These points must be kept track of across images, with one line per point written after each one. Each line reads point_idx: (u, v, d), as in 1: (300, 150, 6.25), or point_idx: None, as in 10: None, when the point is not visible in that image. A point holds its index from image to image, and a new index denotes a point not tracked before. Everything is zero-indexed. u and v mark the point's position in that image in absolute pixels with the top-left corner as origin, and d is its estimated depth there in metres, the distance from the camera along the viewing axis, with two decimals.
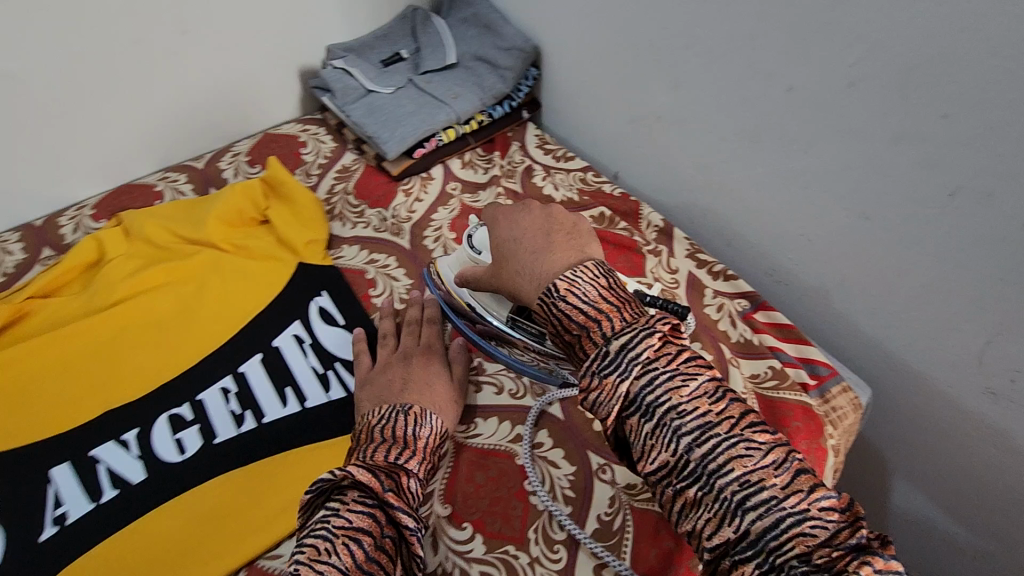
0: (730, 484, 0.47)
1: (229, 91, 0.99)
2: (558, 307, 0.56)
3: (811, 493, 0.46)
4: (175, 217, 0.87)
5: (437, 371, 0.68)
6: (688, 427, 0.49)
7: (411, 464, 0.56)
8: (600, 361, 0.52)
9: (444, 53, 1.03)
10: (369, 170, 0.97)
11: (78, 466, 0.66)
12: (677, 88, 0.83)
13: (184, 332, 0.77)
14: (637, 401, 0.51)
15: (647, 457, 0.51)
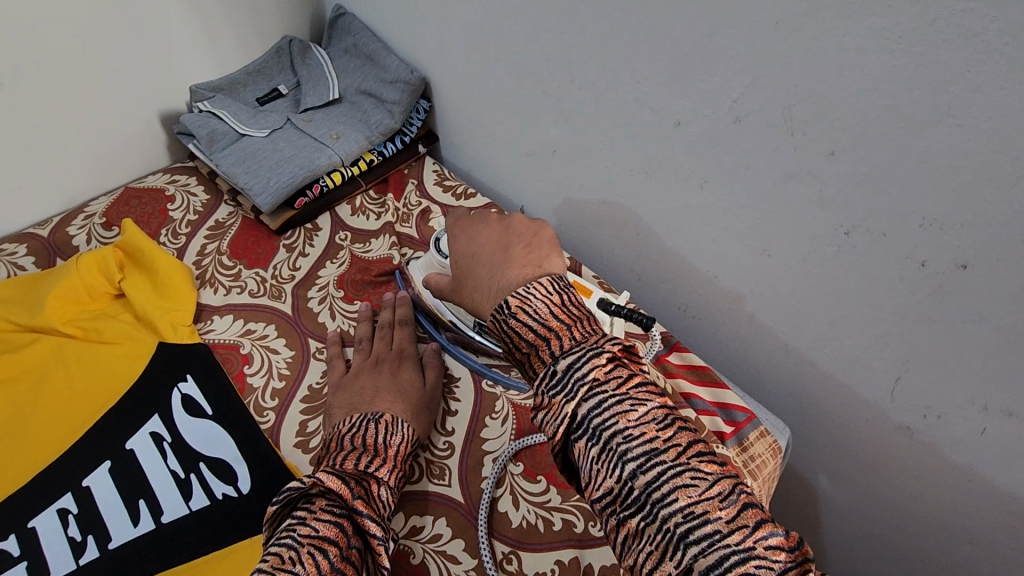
0: (673, 515, 0.42)
1: (80, 144, 0.88)
2: (510, 322, 0.54)
3: (761, 530, 0.41)
4: (7, 299, 0.75)
5: (411, 377, 0.68)
6: (634, 452, 0.45)
7: (382, 472, 0.55)
8: (548, 380, 0.50)
9: (326, 89, 0.94)
10: (247, 224, 0.87)
11: None
12: (569, 121, 0.77)
13: (14, 445, 0.66)
14: (583, 423, 0.47)
15: (592, 484, 0.46)
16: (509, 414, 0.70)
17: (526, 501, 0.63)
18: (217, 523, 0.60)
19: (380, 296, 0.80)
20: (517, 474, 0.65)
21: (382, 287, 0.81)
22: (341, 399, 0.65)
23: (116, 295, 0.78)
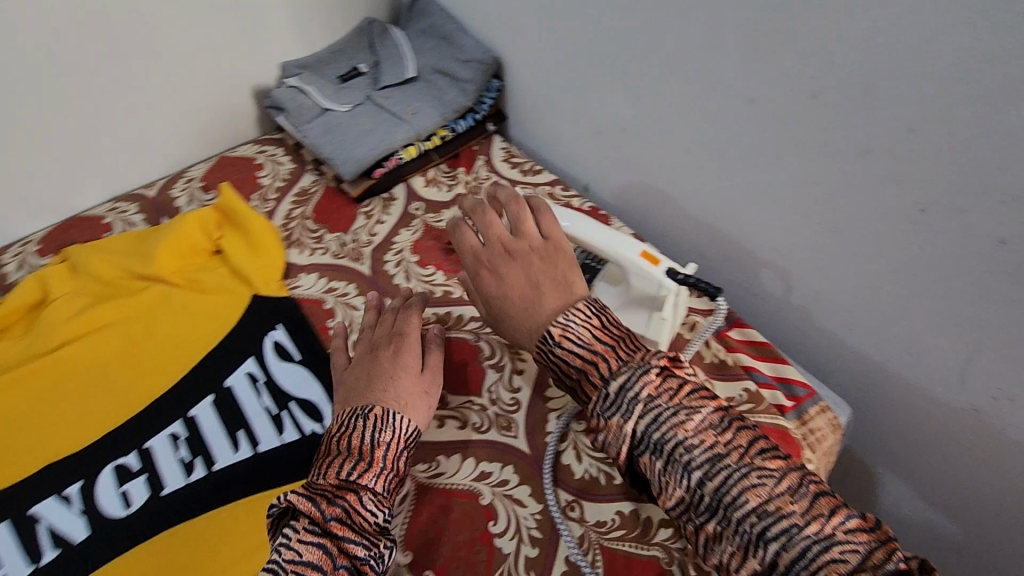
0: (748, 516, 0.46)
1: (180, 115, 0.95)
2: (554, 354, 0.56)
3: (833, 518, 0.45)
4: (122, 251, 0.83)
5: (410, 366, 0.64)
6: (698, 461, 0.48)
7: (367, 479, 0.54)
8: (602, 402, 0.52)
9: (403, 67, 0.99)
10: (329, 192, 0.94)
11: (19, 525, 0.62)
12: (640, 100, 0.79)
13: (130, 376, 0.73)
14: (644, 441, 0.50)
15: (665, 496, 0.50)
16: None
17: (588, 456, 0.67)
18: (309, 453, 0.67)
19: (452, 262, 0.85)
20: (579, 431, 0.69)
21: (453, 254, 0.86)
22: (341, 392, 0.63)
23: (214, 252, 0.86)
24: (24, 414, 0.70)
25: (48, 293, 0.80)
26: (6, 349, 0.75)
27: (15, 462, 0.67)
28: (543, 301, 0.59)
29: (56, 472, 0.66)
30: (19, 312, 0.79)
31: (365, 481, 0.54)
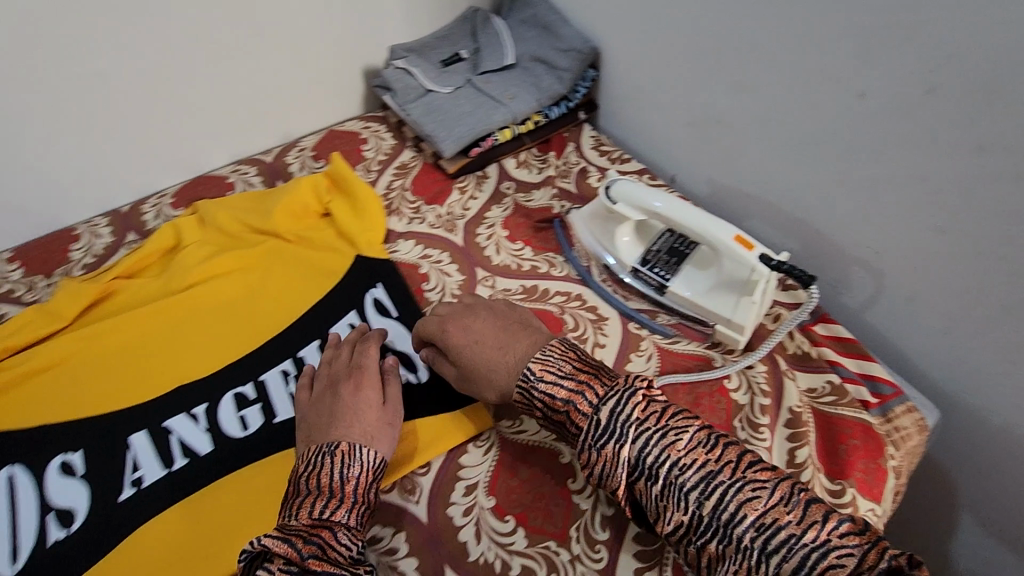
0: (748, 531, 0.47)
1: (298, 89, 1.03)
2: (536, 391, 0.59)
3: (828, 527, 0.47)
4: (244, 208, 0.92)
5: (373, 398, 0.64)
6: (692, 481, 0.50)
7: (340, 514, 0.55)
8: (594, 432, 0.54)
9: (503, 53, 1.04)
10: (427, 167, 1.00)
11: (154, 434, 0.70)
12: (740, 92, 0.81)
13: (249, 316, 0.81)
14: (640, 466, 0.52)
15: (667, 522, 0.51)
16: (653, 353, 0.76)
17: None
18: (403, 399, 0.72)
19: (540, 239, 0.89)
20: None
21: (541, 232, 0.90)
22: (305, 428, 0.63)
23: (322, 214, 0.94)
24: (160, 342, 0.79)
25: (180, 240, 0.89)
26: (145, 285, 0.84)
27: (152, 381, 0.75)
28: (514, 343, 0.64)
29: (186, 392, 0.74)
30: (156, 255, 0.88)
31: (337, 514, 0.55)
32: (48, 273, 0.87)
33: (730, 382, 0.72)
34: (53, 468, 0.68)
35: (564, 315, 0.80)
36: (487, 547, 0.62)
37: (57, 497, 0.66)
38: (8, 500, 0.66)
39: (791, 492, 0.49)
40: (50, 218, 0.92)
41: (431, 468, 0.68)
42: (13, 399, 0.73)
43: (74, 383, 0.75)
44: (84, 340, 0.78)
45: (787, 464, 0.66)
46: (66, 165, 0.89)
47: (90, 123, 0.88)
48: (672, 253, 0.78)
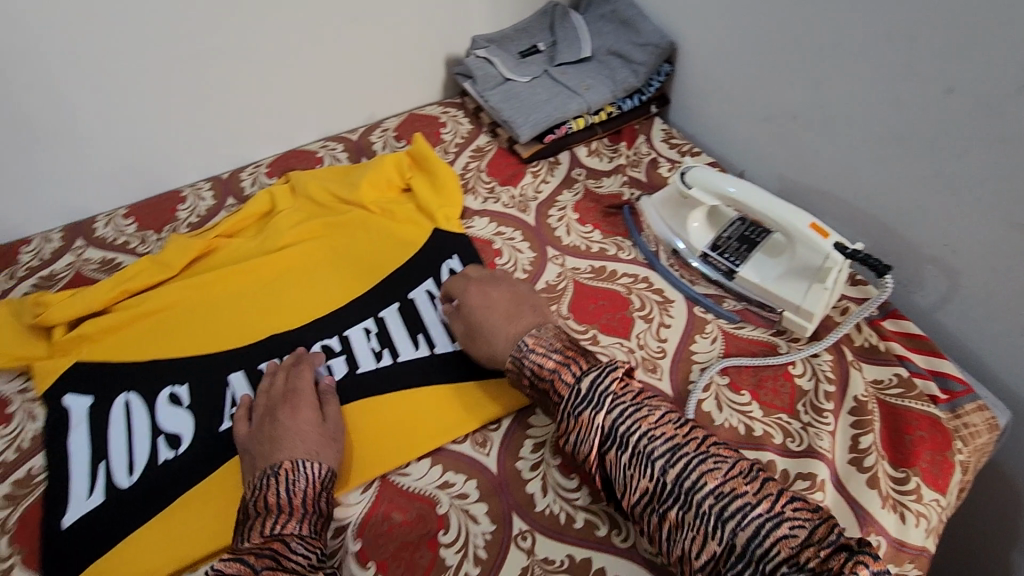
0: (706, 498, 0.52)
1: (385, 73, 1.09)
2: (529, 358, 0.64)
3: (783, 503, 0.51)
4: (331, 180, 0.99)
5: (314, 421, 0.67)
6: (660, 451, 0.55)
7: (291, 526, 0.57)
8: (574, 400, 0.59)
9: (580, 47, 1.08)
10: (502, 152, 1.05)
11: (250, 375, 0.77)
12: (819, 88, 0.82)
13: (336, 278, 0.87)
14: (613, 435, 0.57)
15: (631, 491, 0.55)
16: (718, 336, 0.78)
17: (730, 407, 0.71)
18: (476, 361, 0.77)
19: (609, 223, 0.92)
20: (722, 385, 0.73)
21: (610, 217, 0.93)
22: (248, 459, 0.65)
23: (403, 189, 0.99)
24: (256, 296, 0.86)
25: (274, 206, 0.97)
26: (243, 244, 0.91)
27: (249, 330, 0.82)
28: (520, 315, 0.70)
29: (279, 341, 0.81)
30: (252, 218, 0.96)
31: (289, 528, 0.57)
32: (158, 229, 0.96)
33: (795, 368, 0.74)
34: (162, 398, 0.76)
35: (631, 295, 0.83)
36: (553, 500, 0.65)
37: (166, 423, 0.74)
38: (125, 421, 0.74)
39: (747, 470, 0.53)
40: (160, 180, 1.02)
41: (500, 426, 0.72)
42: (129, 338, 0.81)
43: (180, 327, 0.82)
44: (190, 289, 0.85)
45: (850, 449, 0.67)
46: (179, 133, 0.98)
47: (204, 95, 0.96)
48: (743, 240, 0.80)
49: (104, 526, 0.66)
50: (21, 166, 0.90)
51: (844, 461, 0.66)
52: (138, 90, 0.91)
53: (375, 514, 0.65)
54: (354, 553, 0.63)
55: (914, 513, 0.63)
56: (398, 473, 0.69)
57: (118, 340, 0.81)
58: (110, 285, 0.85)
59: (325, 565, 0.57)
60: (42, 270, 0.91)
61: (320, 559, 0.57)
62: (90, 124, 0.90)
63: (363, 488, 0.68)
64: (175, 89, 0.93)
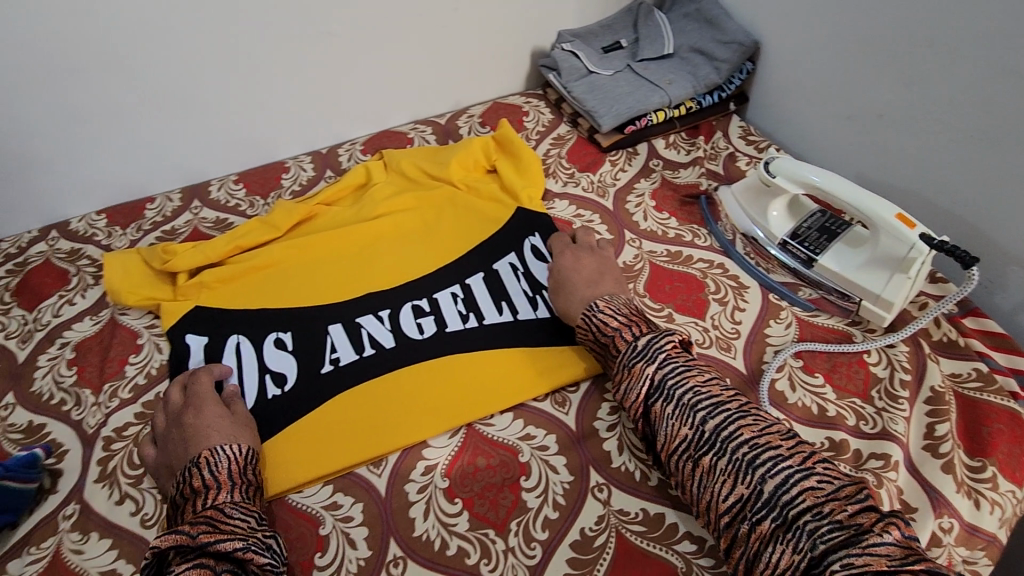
0: (742, 447, 0.56)
1: (475, 63, 1.16)
2: (597, 317, 0.71)
3: (815, 463, 0.54)
4: (421, 158, 1.05)
5: (224, 416, 0.68)
6: (704, 404, 0.59)
7: (223, 498, 0.60)
8: (631, 354, 0.65)
9: (663, 44, 1.12)
10: (581, 141, 1.09)
11: (348, 327, 0.83)
12: (909, 86, 0.84)
13: (427, 246, 0.93)
14: (661, 386, 0.62)
15: (670, 438, 0.60)
16: (792, 322, 0.80)
17: (804, 388, 0.73)
18: (556, 330, 0.82)
19: (685, 212, 0.96)
20: (796, 367, 0.75)
21: (686, 206, 0.97)
22: (168, 467, 0.66)
23: (487, 170, 1.05)
24: (354, 259, 0.92)
25: (369, 179, 1.03)
26: (342, 213, 0.98)
27: (348, 288, 0.88)
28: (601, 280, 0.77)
29: (374, 299, 0.86)
30: (348, 189, 1.02)
31: (221, 498, 0.60)
32: (265, 194, 1.05)
33: (870, 356, 0.76)
34: (269, 340, 0.82)
35: (707, 279, 0.86)
36: (628, 459, 0.70)
37: (272, 363, 0.79)
38: (236, 358, 0.80)
39: (783, 431, 0.57)
40: (267, 152, 1.11)
41: (578, 388, 0.77)
42: (241, 288, 0.88)
43: (286, 282, 0.89)
44: (295, 249, 0.92)
45: (925, 436, 0.69)
46: (288, 109, 1.06)
47: (315, 75, 1.04)
48: (823, 231, 0.84)
49: None
50: (153, 130, 0.99)
51: (919, 447, 0.68)
52: (260, 68, 0.99)
53: (461, 458, 0.71)
54: (442, 490, 0.68)
55: (990, 501, 0.64)
56: (483, 423, 0.74)
57: (231, 289, 0.88)
58: (225, 240, 0.92)
59: (265, 525, 0.61)
60: (163, 224, 1.01)
61: (258, 519, 0.61)
62: (216, 96, 0.99)
63: (450, 433, 0.73)
64: (291, 68, 1.02)
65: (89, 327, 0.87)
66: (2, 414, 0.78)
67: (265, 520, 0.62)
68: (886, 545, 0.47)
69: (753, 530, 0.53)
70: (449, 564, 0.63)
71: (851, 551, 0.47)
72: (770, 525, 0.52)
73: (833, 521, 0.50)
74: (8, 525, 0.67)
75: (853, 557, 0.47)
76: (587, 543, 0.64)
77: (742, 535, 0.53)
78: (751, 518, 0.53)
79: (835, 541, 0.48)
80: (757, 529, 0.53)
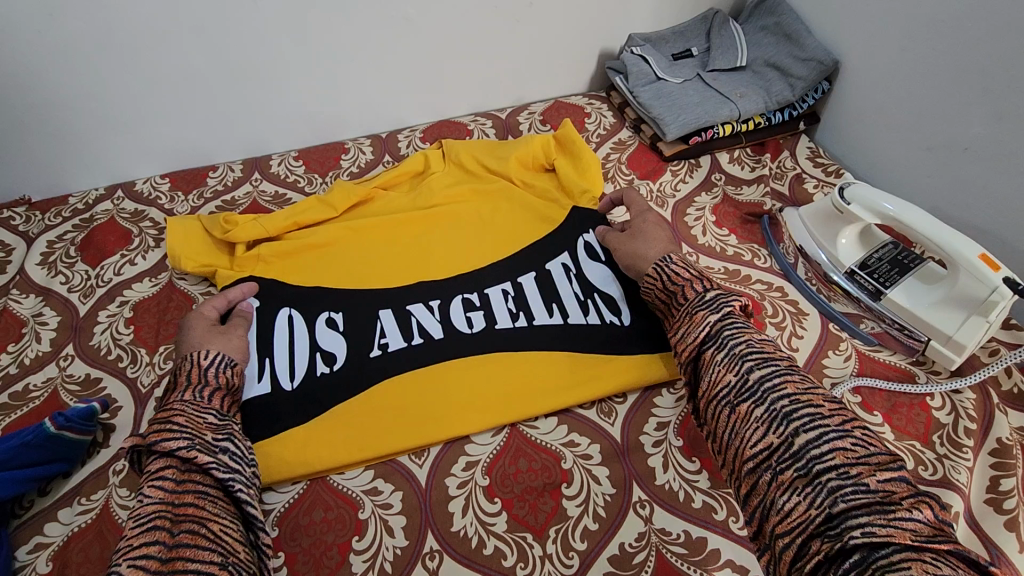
0: (781, 399, 0.52)
1: (542, 59, 1.14)
2: (670, 268, 0.70)
3: (855, 428, 0.50)
4: (480, 149, 1.01)
5: (206, 326, 0.73)
6: (754, 355, 0.57)
7: (180, 396, 0.62)
8: (698, 302, 0.64)
9: (736, 56, 1.09)
10: (642, 147, 1.07)
11: (397, 314, 0.82)
12: (1001, 121, 0.81)
13: (481, 239, 0.91)
14: (716, 335, 0.60)
15: (713, 384, 0.57)
16: (852, 355, 0.78)
17: None
18: (608, 337, 0.80)
19: (746, 230, 0.94)
20: (854, 403, 0.72)
21: (747, 224, 0.95)
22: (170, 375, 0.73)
23: (545, 168, 1.00)
24: (411, 247, 0.90)
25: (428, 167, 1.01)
26: (399, 200, 0.96)
27: (403, 276, 0.87)
28: (659, 241, 0.77)
29: (425, 288, 0.85)
30: (407, 175, 1.00)
31: (174, 399, 0.62)
32: (324, 173, 1.06)
33: (932, 400, 0.73)
34: (321, 318, 0.82)
35: (765, 301, 0.83)
36: (674, 477, 0.69)
37: (323, 341, 0.80)
38: (288, 332, 0.80)
39: (830, 397, 0.53)
40: (328, 131, 1.12)
41: (626, 400, 0.76)
42: (298, 263, 0.88)
43: (343, 262, 0.88)
44: (356, 232, 0.91)
45: (988, 489, 0.66)
46: (354, 88, 1.07)
47: (383, 57, 1.04)
48: (895, 263, 0.81)
49: (266, 415, 0.73)
50: (221, 99, 1.00)
51: (980, 500, 0.65)
52: (334, 49, 1.00)
53: (504, 456, 0.71)
54: (482, 488, 0.68)
55: None
56: (526, 424, 0.74)
57: (286, 266, 0.87)
58: (285, 215, 0.90)
59: (224, 421, 0.62)
60: (223, 194, 1.02)
61: (213, 417, 0.62)
62: (286, 71, 1.00)
63: (493, 431, 0.73)
64: (364, 50, 1.02)
65: (147, 288, 0.89)
66: (62, 364, 0.80)
67: (222, 417, 0.63)
68: (914, 521, 0.43)
69: (774, 479, 0.49)
70: (485, 563, 0.63)
71: (873, 520, 0.43)
72: (793, 476, 0.48)
73: (858, 484, 0.45)
74: (62, 473, 0.70)
75: (874, 525, 0.43)
76: (626, 559, 0.63)
77: (763, 483, 0.50)
78: (774, 468, 0.49)
79: (857, 502, 0.44)
80: (778, 479, 0.49)
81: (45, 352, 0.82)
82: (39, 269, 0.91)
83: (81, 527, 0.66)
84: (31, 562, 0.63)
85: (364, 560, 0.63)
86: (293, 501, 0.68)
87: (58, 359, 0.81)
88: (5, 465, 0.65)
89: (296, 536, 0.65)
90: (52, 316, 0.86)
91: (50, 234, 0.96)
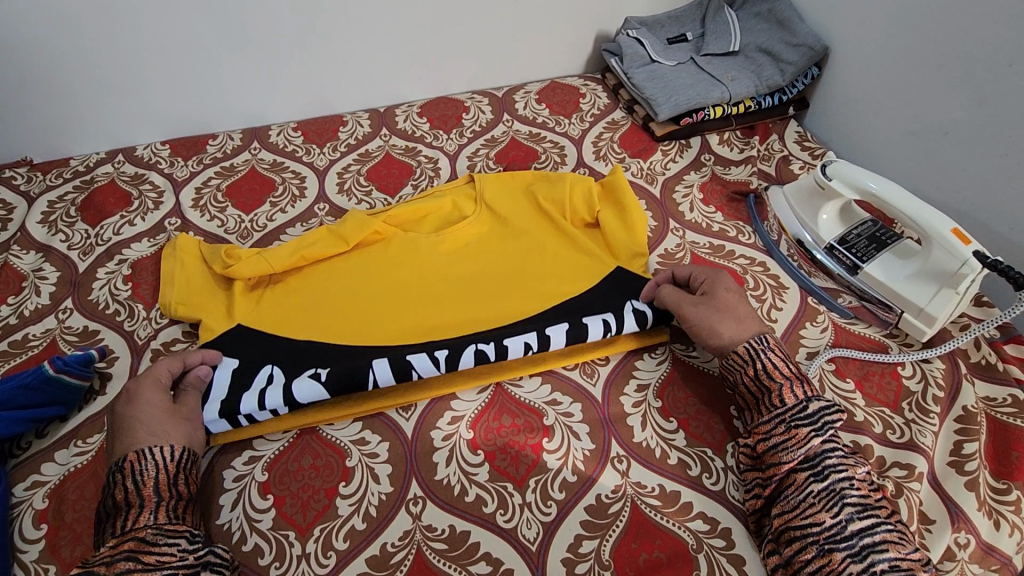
0: (882, 562, 0.54)
1: (540, 40, 1.17)
2: (768, 356, 0.67)
3: None
4: (509, 193, 0.92)
5: (165, 408, 0.65)
6: (852, 499, 0.57)
7: (142, 519, 0.57)
8: (797, 413, 0.63)
9: (729, 41, 1.12)
10: (635, 128, 1.09)
11: (394, 364, 0.72)
12: (980, 107, 0.84)
13: (505, 293, 0.81)
14: (817, 461, 0.60)
15: (803, 516, 0.58)
16: (828, 327, 0.80)
17: (833, 389, 0.73)
18: None
19: (731, 208, 0.96)
20: (828, 370, 0.75)
21: (733, 203, 0.97)
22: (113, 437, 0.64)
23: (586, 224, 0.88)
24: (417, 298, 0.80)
25: (453, 204, 0.91)
26: (411, 242, 0.85)
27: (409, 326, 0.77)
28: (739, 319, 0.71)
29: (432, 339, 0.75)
30: (428, 213, 0.90)
31: (136, 524, 0.57)
32: (322, 144, 1.08)
33: (903, 368, 0.75)
34: (304, 375, 0.71)
35: (747, 275, 0.86)
36: (651, 436, 0.71)
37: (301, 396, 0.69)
38: (259, 395, 0.69)
39: (922, 559, 0.55)
40: (328, 104, 1.14)
41: (609, 362, 0.78)
42: (295, 306, 0.78)
43: (330, 308, 0.78)
44: (365, 269, 0.82)
45: (951, 452, 0.69)
46: (354, 63, 1.09)
47: (382, 32, 1.05)
48: (872, 240, 0.84)
49: None
50: (222, 71, 1.02)
51: (943, 462, 0.68)
52: (335, 24, 1.02)
53: (488, 412, 0.73)
54: (466, 440, 0.71)
55: (1010, 524, 0.64)
56: (511, 383, 0.76)
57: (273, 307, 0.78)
58: (291, 248, 0.81)
59: (197, 543, 0.59)
60: (222, 160, 1.04)
61: (186, 539, 0.58)
62: (287, 45, 1.02)
63: (479, 389, 0.75)
64: (364, 25, 1.03)
65: (146, 248, 0.91)
66: (61, 316, 0.82)
67: (195, 537, 0.59)
68: None
69: None
70: (466, 509, 0.65)
71: None
72: None
73: None
74: (59, 416, 0.72)
75: None
76: (602, 509, 0.66)
77: None
78: None
79: None
80: None
81: (44, 305, 0.84)
82: (40, 227, 0.93)
83: (78, 467, 0.68)
84: (28, 498, 0.66)
85: (350, 504, 0.66)
86: (285, 448, 0.70)
87: (57, 312, 0.83)
88: (6, 405, 0.67)
89: (285, 481, 0.67)
90: (52, 271, 0.88)
91: (51, 195, 0.98)
